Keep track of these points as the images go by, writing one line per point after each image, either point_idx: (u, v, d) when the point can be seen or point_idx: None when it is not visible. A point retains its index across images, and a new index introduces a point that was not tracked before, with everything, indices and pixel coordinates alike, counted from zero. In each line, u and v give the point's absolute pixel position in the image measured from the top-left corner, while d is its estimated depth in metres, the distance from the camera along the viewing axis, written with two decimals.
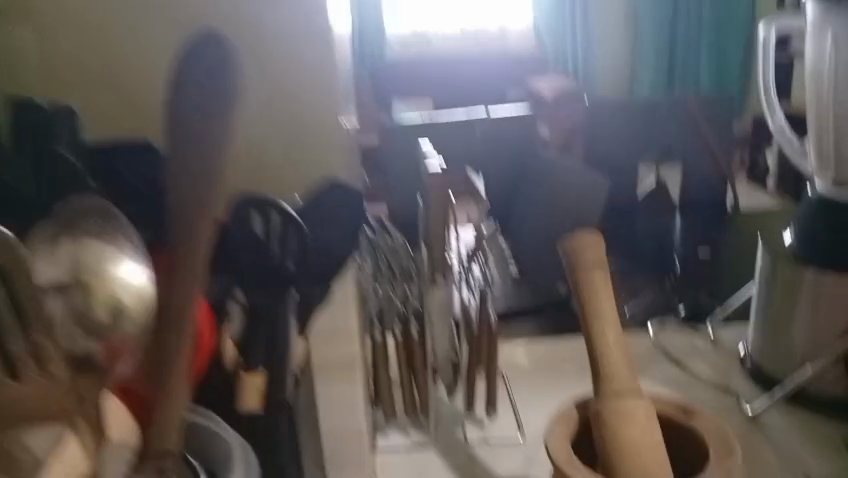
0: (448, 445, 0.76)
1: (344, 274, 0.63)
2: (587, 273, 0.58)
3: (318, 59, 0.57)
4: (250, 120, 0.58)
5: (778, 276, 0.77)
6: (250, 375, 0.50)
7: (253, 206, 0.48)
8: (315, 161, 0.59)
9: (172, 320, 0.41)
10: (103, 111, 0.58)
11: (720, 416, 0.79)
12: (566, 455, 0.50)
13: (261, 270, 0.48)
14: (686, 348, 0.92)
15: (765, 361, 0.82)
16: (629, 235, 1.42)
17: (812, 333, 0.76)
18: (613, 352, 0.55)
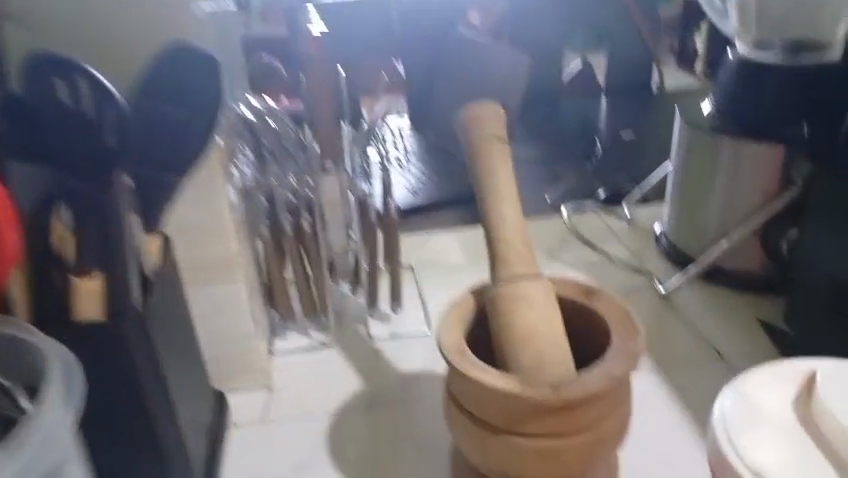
0: (350, 343, 0.71)
1: (209, 160, 0.54)
2: (485, 140, 0.53)
3: None
4: None
5: (694, 146, 0.73)
6: (85, 277, 0.42)
7: None
8: (160, 28, 0.49)
9: None
10: None
11: (632, 296, 0.76)
12: (457, 346, 0.46)
13: None
14: (601, 229, 0.88)
15: (679, 239, 0.79)
16: (552, 119, 1.37)
17: (726, 206, 0.73)
18: (512, 232, 0.50)
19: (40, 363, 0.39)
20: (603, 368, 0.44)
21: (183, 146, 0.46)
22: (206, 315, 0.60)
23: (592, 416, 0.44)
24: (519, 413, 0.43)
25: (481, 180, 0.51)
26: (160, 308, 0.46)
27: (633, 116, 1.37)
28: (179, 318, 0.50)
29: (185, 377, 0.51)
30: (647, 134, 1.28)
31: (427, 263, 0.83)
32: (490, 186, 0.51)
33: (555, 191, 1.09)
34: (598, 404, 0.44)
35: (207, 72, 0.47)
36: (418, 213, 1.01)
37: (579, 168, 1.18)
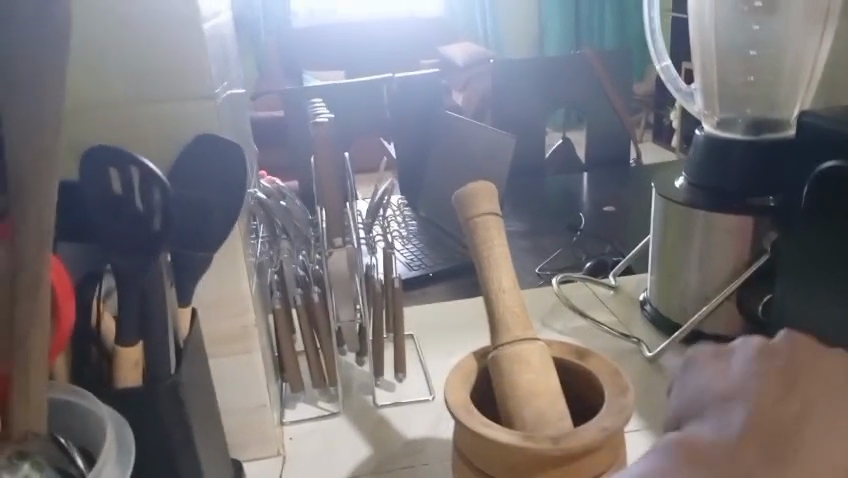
0: (358, 410, 0.75)
1: (232, 241, 0.60)
2: (481, 218, 0.59)
3: (182, 42, 0.53)
4: (109, 83, 0.54)
5: (670, 219, 0.80)
6: (125, 347, 0.46)
7: (112, 165, 0.45)
8: (189, 121, 0.55)
9: (26, 290, 0.38)
10: None
11: (622, 359, 0.81)
12: (464, 404, 0.50)
13: (130, 233, 0.45)
14: (588, 298, 0.94)
15: (665, 305, 0.84)
16: (538, 194, 1.45)
17: (704, 273, 0.79)
18: (508, 298, 0.55)
19: (90, 423, 0.42)
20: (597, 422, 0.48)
21: (209, 229, 0.51)
22: (224, 384, 0.64)
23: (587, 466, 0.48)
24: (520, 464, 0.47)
25: (480, 253, 0.57)
26: (190, 375, 0.50)
27: (614, 190, 1.45)
28: (205, 384, 0.54)
29: (209, 442, 0.54)
30: (629, 206, 1.36)
31: (426, 333, 0.88)
32: (488, 258, 0.57)
33: (544, 261, 1.15)
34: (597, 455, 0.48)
35: (231, 160, 0.52)
36: (415, 285, 1.06)
37: (565, 239, 1.24)
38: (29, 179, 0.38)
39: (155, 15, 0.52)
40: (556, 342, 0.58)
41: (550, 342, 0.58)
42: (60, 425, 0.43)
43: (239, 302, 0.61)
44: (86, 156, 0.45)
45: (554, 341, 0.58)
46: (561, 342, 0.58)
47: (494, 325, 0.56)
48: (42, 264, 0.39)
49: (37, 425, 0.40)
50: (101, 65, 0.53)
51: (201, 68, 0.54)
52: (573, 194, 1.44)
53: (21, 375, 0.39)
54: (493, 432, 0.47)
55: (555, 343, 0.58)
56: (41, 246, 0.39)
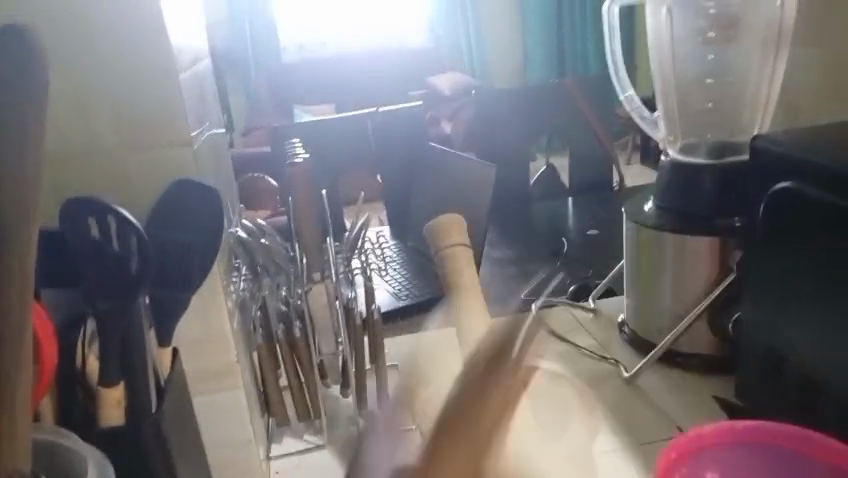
0: (343, 440, 0.76)
1: (212, 280, 0.62)
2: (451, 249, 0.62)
3: (161, 92, 0.56)
4: (92, 130, 0.57)
5: (642, 241, 0.83)
6: (108, 387, 0.48)
7: (91, 214, 0.47)
8: (168, 167, 0.58)
9: (12, 336, 0.40)
10: None
11: (601, 381, 0.83)
12: (437, 431, 0.52)
13: (110, 277, 0.47)
14: (570, 321, 0.96)
15: (640, 325, 0.87)
16: (523, 221, 1.47)
17: (676, 294, 0.81)
18: (480, 325, 0.58)
19: (74, 461, 0.44)
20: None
21: (194, 271, 0.54)
22: (210, 420, 0.66)
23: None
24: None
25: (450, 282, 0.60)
26: (172, 411, 0.52)
27: (596, 214, 1.48)
28: (189, 421, 0.56)
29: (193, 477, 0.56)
30: (611, 229, 1.39)
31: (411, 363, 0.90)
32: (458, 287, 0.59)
33: (528, 286, 1.18)
34: None
35: (207, 203, 0.55)
36: (401, 315, 1.08)
37: (548, 265, 1.26)
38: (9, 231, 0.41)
39: (132, 68, 0.55)
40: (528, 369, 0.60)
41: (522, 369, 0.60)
42: (45, 465, 0.45)
43: (220, 340, 0.63)
44: (68, 204, 0.47)
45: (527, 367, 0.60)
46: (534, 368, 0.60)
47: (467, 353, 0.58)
48: (22, 312, 0.41)
49: (22, 463, 0.41)
50: (83, 115, 0.56)
51: (178, 115, 0.57)
52: (557, 219, 1.47)
53: (5, 417, 0.40)
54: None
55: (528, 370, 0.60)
56: (23, 292, 0.41)
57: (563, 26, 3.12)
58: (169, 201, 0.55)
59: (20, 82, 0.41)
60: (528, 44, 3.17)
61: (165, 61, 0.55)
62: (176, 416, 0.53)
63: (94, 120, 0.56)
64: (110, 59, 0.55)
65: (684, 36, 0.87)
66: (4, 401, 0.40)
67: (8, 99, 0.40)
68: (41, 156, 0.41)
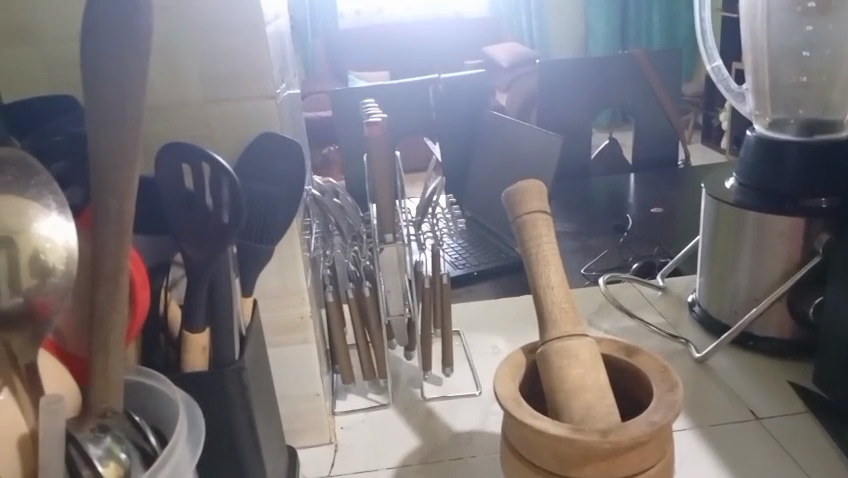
0: (406, 402, 0.77)
1: (290, 234, 0.62)
2: (528, 216, 0.60)
3: (249, 43, 0.56)
4: (179, 80, 0.57)
5: (721, 219, 0.80)
6: (194, 333, 0.49)
7: (184, 161, 0.48)
8: (252, 120, 0.58)
9: (109, 277, 0.41)
10: (22, 73, 0.56)
11: (670, 360, 0.81)
12: (513, 396, 0.52)
13: (200, 225, 0.48)
14: (636, 298, 0.94)
15: (713, 305, 0.84)
16: (584, 195, 1.44)
17: (754, 275, 0.79)
18: (558, 296, 0.57)
19: (166, 404, 0.44)
20: (648, 421, 0.48)
21: (278, 221, 0.54)
22: (281, 373, 0.67)
23: (637, 460, 0.49)
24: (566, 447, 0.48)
25: (530, 250, 0.58)
26: (251, 362, 0.53)
27: (662, 192, 1.43)
28: (264, 373, 0.57)
29: (268, 427, 0.56)
30: (677, 207, 1.35)
31: (473, 330, 0.89)
32: (538, 256, 0.58)
33: (590, 260, 1.16)
34: (641, 450, 0.49)
35: (291, 156, 0.54)
36: (460, 283, 1.07)
37: (612, 240, 1.23)
38: (110, 174, 0.41)
39: (223, 17, 0.55)
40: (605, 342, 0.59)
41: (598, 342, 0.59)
42: (137, 404, 0.46)
43: (294, 295, 0.64)
44: (162, 151, 0.48)
45: (603, 340, 0.59)
46: (610, 340, 0.59)
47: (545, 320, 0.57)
48: (120, 253, 0.41)
49: (115, 403, 0.41)
50: (172, 64, 0.56)
51: (265, 67, 0.56)
52: (619, 195, 1.44)
53: (100, 355, 0.41)
54: (542, 423, 0.49)
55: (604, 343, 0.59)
56: (122, 234, 0.41)
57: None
58: (250, 152, 0.55)
59: (121, 13, 0.40)
60: (591, 12, 3.08)
61: (256, 15, 0.55)
62: (256, 365, 0.54)
63: (182, 69, 0.56)
64: (200, 9, 0.54)
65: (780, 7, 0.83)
66: (102, 341, 0.41)
67: (117, 39, 0.40)
68: (143, 99, 0.41)
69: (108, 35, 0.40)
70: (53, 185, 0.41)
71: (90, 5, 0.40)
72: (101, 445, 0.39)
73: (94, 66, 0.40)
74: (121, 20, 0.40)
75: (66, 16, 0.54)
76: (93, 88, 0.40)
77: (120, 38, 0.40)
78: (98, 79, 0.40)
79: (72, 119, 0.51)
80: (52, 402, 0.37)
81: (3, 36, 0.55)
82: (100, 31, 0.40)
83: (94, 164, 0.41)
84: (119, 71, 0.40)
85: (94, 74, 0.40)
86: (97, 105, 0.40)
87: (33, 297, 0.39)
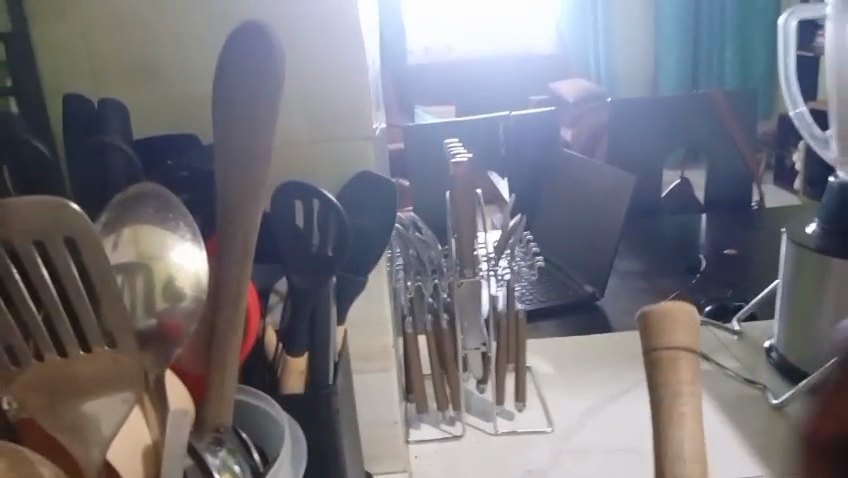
0: (478, 435, 0.78)
1: (378, 265, 0.65)
2: (669, 353, 0.37)
3: (353, 89, 0.60)
4: (285, 120, 0.61)
5: (804, 265, 0.79)
6: (293, 358, 0.53)
7: (296, 197, 0.52)
8: (348, 160, 0.62)
9: (227, 305, 0.45)
10: (150, 111, 0.61)
11: (746, 407, 0.80)
12: None
13: (304, 257, 0.51)
14: (711, 341, 0.93)
15: (793, 353, 0.83)
16: (656, 235, 1.44)
17: (838, 324, 0.77)
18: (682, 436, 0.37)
19: (272, 425, 0.47)
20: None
21: (371, 255, 0.58)
22: (363, 398, 0.69)
23: None
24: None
25: (664, 410, 0.36)
26: (342, 386, 0.56)
27: (736, 234, 1.41)
28: (351, 398, 0.59)
29: (351, 452, 0.59)
30: (751, 251, 1.33)
31: (545, 366, 0.90)
32: (675, 421, 0.35)
33: (662, 300, 1.15)
34: None
35: (387, 195, 0.58)
36: (530, 320, 1.08)
37: (684, 282, 1.22)
38: (236, 210, 0.45)
39: (330, 66, 0.59)
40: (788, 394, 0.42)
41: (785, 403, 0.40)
42: (245, 423, 0.49)
43: (379, 325, 0.67)
44: (275, 189, 0.52)
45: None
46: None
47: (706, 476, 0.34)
48: (240, 280, 0.45)
49: (227, 420, 0.44)
50: (280, 105, 0.60)
51: (365, 112, 0.61)
52: (692, 236, 1.43)
53: (216, 376, 0.45)
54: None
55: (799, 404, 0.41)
56: (243, 263, 0.45)
57: (701, 34, 2.99)
58: (348, 189, 0.59)
59: (253, 63, 0.44)
60: (662, 52, 3.06)
61: (361, 64, 0.59)
62: (346, 390, 0.57)
63: (288, 109, 0.60)
64: (311, 56, 0.59)
65: None
66: (219, 362, 0.45)
67: (250, 87, 0.44)
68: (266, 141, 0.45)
69: (240, 81, 0.44)
70: (189, 217, 0.45)
71: (226, 55, 0.45)
72: (218, 456, 0.43)
73: (228, 110, 0.44)
74: (253, 70, 0.44)
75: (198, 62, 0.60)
76: (228, 129, 0.45)
77: (250, 85, 0.44)
78: (231, 123, 0.45)
79: (194, 153, 0.56)
80: (180, 416, 0.39)
81: (137, 78, 0.60)
82: (234, 78, 0.44)
83: (223, 200, 0.45)
84: (249, 112, 0.44)
85: (227, 117, 0.45)
86: (227, 145, 0.45)
87: (165, 319, 0.43)
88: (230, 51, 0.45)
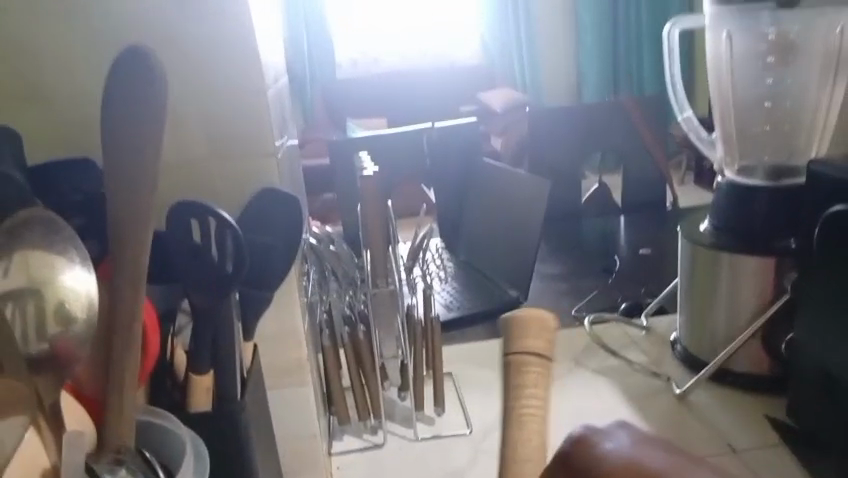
0: (398, 442, 0.80)
1: (287, 279, 0.66)
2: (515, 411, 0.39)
3: (253, 109, 0.61)
4: (186, 141, 0.62)
5: (698, 261, 0.84)
6: (199, 376, 0.53)
7: (191, 216, 0.52)
8: (252, 177, 0.63)
9: (122, 326, 0.45)
10: (44, 135, 0.61)
11: (652, 397, 0.84)
12: None
13: (205, 276, 0.52)
14: (621, 338, 0.98)
15: (694, 344, 0.88)
16: (575, 238, 1.49)
17: (730, 315, 0.83)
18: None
19: (175, 442, 0.48)
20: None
21: (275, 270, 0.59)
22: (279, 413, 0.70)
23: None
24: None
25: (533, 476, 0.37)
26: (251, 402, 0.56)
27: (649, 234, 1.48)
28: (263, 413, 0.60)
29: (264, 465, 0.59)
30: (663, 250, 1.39)
31: (465, 371, 0.93)
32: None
33: (580, 301, 1.20)
34: None
35: (289, 211, 0.58)
36: (454, 327, 1.10)
37: (601, 282, 1.27)
38: (129, 232, 0.45)
39: (227, 88, 0.60)
40: (626, 440, 0.36)
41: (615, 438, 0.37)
42: (146, 441, 0.49)
43: (291, 339, 0.68)
44: (171, 210, 0.53)
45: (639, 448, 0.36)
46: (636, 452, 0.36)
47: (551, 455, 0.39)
48: (134, 302, 0.45)
49: (126, 440, 0.45)
50: (181, 127, 0.61)
51: (266, 132, 0.62)
52: (609, 237, 1.48)
53: (114, 397, 0.45)
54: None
55: (624, 439, 0.37)
56: (137, 284, 0.45)
57: (620, 42, 3.10)
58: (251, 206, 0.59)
59: (141, 87, 0.45)
60: (584, 60, 3.15)
61: (259, 85, 0.60)
62: (255, 405, 0.58)
63: (188, 130, 0.61)
64: (208, 79, 0.60)
65: (743, 60, 0.91)
66: (116, 384, 0.45)
67: (137, 112, 0.45)
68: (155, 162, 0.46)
69: (126, 106, 0.45)
70: (77, 240, 0.45)
71: (112, 81, 0.46)
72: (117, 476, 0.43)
73: (114, 135, 0.45)
74: (140, 96, 0.45)
75: (81, 77, 0.59)
76: (115, 153, 0.45)
77: (135, 111, 0.45)
78: (118, 146, 0.45)
79: (90, 176, 0.56)
80: (75, 437, 0.41)
81: (29, 104, 0.60)
82: (120, 104, 0.45)
83: (113, 224, 0.46)
84: (138, 132, 0.45)
85: (114, 142, 0.45)
86: (115, 169, 0.45)
87: (57, 342, 0.43)
88: (117, 78, 0.46)
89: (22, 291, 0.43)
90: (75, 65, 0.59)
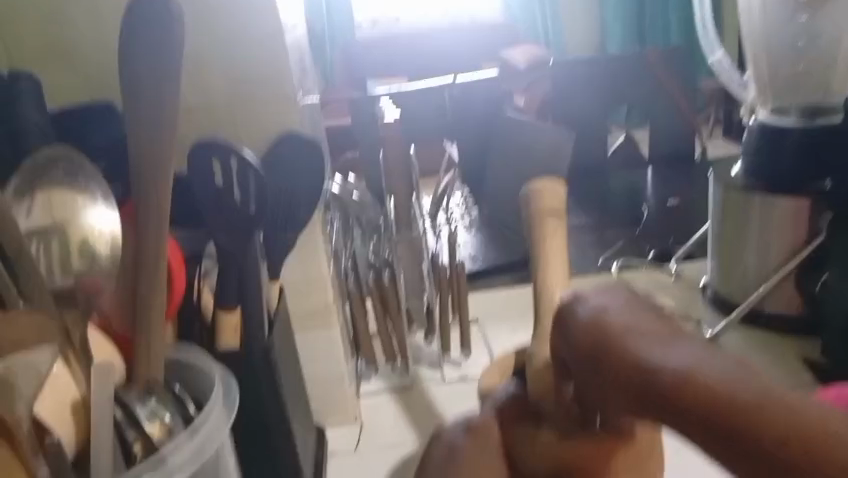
0: (426, 387, 0.80)
1: (311, 224, 0.66)
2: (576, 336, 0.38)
3: (272, 52, 0.60)
4: (206, 86, 0.61)
5: (727, 204, 0.82)
6: (227, 314, 0.53)
7: (214, 156, 0.52)
8: (273, 122, 0.62)
9: (147, 261, 0.44)
10: (66, 82, 0.60)
11: None
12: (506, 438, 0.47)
13: (229, 216, 0.52)
14: (650, 285, 0.97)
15: (723, 285, 0.86)
16: (601, 189, 1.47)
17: (762, 258, 0.81)
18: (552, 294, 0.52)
19: (205, 378, 0.48)
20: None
21: (299, 212, 0.58)
22: (308, 357, 0.71)
23: None
24: (489, 454, 0.46)
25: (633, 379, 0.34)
26: (279, 342, 0.57)
27: (678, 185, 1.45)
28: (291, 355, 0.60)
29: (294, 405, 0.60)
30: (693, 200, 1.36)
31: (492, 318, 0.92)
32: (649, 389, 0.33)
33: (607, 252, 1.18)
34: None
35: (310, 155, 0.57)
36: (479, 279, 1.10)
37: (629, 233, 1.25)
38: (152, 168, 0.45)
39: (245, 30, 0.59)
40: (609, 304, 0.39)
41: (604, 309, 0.38)
42: (176, 376, 0.50)
43: (317, 284, 0.68)
44: (193, 149, 0.52)
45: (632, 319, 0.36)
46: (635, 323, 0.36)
47: (594, 351, 0.37)
48: (158, 238, 0.45)
49: (156, 374, 0.45)
50: (200, 72, 0.61)
51: (285, 75, 0.61)
52: (636, 188, 1.46)
53: (142, 333, 0.45)
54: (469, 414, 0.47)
55: (606, 304, 0.39)
56: (161, 221, 0.45)
57: None
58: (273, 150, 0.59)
59: (156, 22, 0.44)
60: None
61: (276, 27, 0.59)
62: (283, 345, 0.58)
63: (208, 74, 0.61)
64: (226, 22, 0.59)
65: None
66: (144, 319, 0.45)
67: (154, 48, 0.44)
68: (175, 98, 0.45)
69: (143, 42, 0.44)
70: (98, 178, 0.46)
71: (128, 16, 0.44)
72: (147, 406, 0.44)
73: (132, 71, 0.44)
74: (156, 31, 0.44)
75: (105, 24, 0.59)
76: (135, 88, 0.44)
77: (151, 47, 0.44)
78: (136, 82, 0.44)
79: (113, 120, 0.56)
80: (105, 370, 0.41)
81: (50, 52, 0.60)
82: (136, 38, 0.44)
83: (136, 161, 0.45)
84: (155, 68, 0.44)
85: (132, 78, 0.44)
86: (135, 105, 0.45)
87: (82, 277, 0.45)
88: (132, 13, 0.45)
89: (45, 229, 0.45)
90: (93, 9, 0.58)
